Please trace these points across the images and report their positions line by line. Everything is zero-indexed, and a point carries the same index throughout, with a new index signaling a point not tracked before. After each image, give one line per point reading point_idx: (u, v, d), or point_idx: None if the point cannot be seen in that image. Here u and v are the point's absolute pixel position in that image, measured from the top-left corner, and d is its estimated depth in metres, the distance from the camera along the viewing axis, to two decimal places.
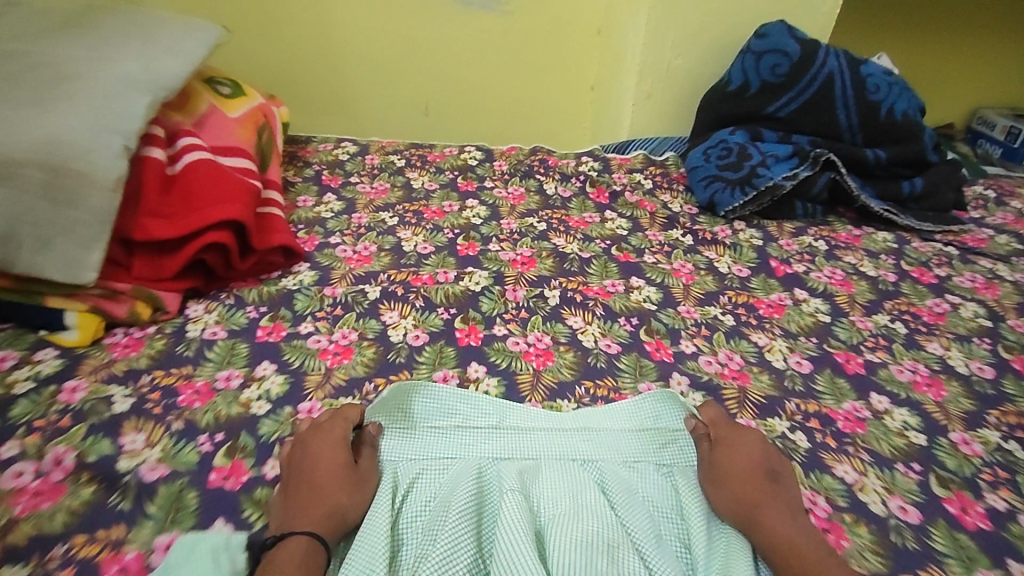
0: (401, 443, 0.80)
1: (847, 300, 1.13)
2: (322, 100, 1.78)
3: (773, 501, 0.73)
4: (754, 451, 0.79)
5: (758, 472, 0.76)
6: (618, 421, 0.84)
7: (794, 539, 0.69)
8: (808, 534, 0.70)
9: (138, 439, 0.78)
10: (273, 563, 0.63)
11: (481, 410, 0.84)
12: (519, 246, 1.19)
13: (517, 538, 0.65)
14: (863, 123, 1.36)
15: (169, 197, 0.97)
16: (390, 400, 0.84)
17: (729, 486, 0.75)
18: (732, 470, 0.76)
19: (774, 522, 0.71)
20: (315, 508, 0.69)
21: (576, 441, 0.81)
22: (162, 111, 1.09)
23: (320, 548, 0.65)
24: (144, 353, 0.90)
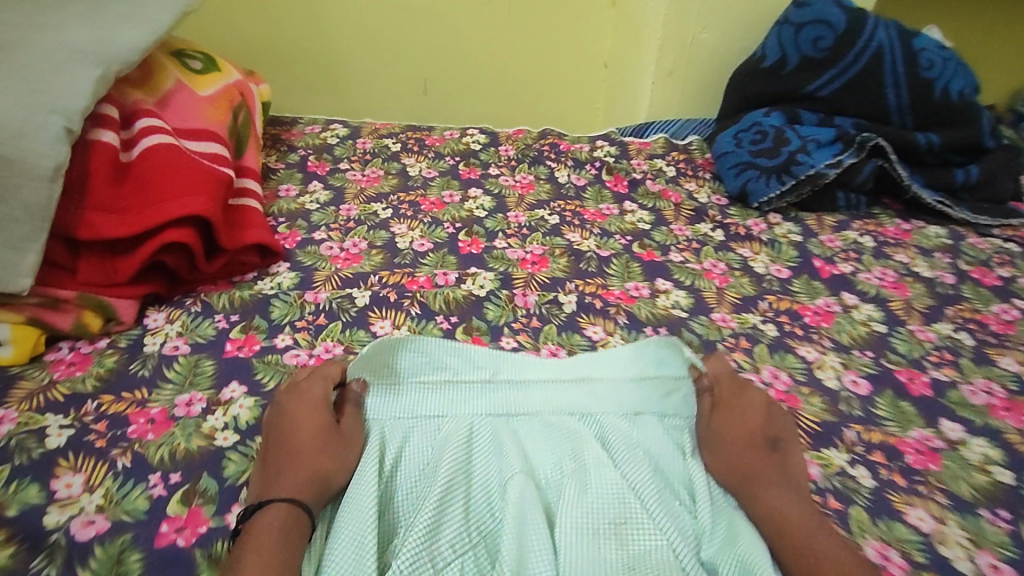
0: (387, 402, 0.74)
1: (903, 306, 0.99)
2: (312, 79, 1.64)
3: (769, 470, 0.70)
4: (756, 415, 0.75)
5: (757, 437, 0.73)
6: (617, 370, 0.79)
7: (788, 509, 0.66)
8: (803, 503, 0.67)
9: (74, 483, 0.65)
10: (252, 535, 0.60)
11: (472, 363, 0.78)
12: (528, 243, 1.05)
13: (514, 512, 0.62)
14: (915, 104, 1.21)
15: (122, 188, 0.84)
16: (374, 356, 0.77)
17: (725, 452, 0.72)
18: (729, 436, 0.73)
19: (771, 491, 0.67)
20: (297, 474, 0.65)
21: (574, 394, 0.77)
22: (118, 88, 0.95)
23: (302, 516, 0.62)
24: (91, 373, 0.76)
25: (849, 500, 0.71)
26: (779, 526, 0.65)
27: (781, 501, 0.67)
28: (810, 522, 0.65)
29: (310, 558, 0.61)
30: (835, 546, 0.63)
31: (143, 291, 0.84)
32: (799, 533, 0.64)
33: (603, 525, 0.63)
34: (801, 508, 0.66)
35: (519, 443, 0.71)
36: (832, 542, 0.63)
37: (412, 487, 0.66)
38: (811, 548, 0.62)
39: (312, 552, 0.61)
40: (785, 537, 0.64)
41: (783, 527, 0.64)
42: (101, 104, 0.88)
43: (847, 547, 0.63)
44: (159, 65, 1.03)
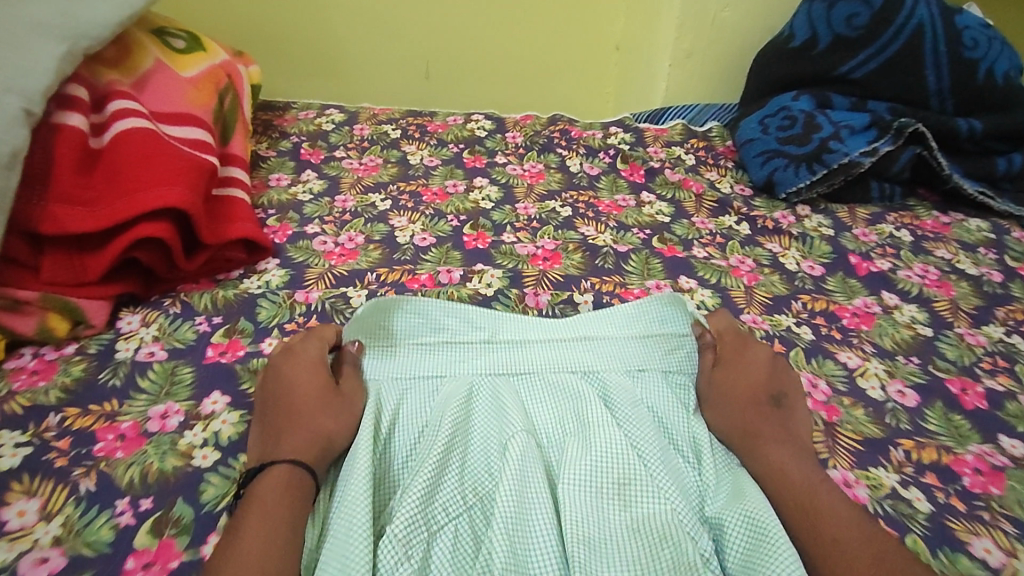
0: (385, 363, 0.72)
1: (949, 306, 0.91)
2: (307, 62, 1.56)
3: (770, 427, 0.69)
4: (758, 373, 0.75)
5: (760, 394, 0.72)
6: (619, 329, 0.78)
7: (789, 465, 0.65)
8: (805, 458, 0.66)
9: (28, 511, 0.58)
10: (254, 497, 0.58)
11: (472, 325, 0.77)
12: (539, 237, 0.97)
13: (514, 474, 0.61)
14: (957, 86, 1.13)
15: (91, 178, 0.76)
16: (368, 318, 0.75)
17: (727, 408, 0.71)
18: (730, 392, 0.72)
19: (774, 447, 0.67)
20: (297, 437, 0.63)
21: (577, 348, 0.76)
22: (91, 67, 0.87)
23: (305, 478, 0.60)
24: (55, 383, 0.68)
25: (904, 528, 0.63)
26: (779, 480, 0.64)
27: (782, 455, 0.66)
28: (813, 478, 0.63)
29: (314, 520, 0.59)
30: (838, 498, 0.62)
31: (116, 291, 0.76)
32: (801, 486, 0.63)
33: (606, 483, 0.62)
34: (803, 464, 0.65)
35: (519, 404, 0.69)
36: (834, 494, 0.62)
37: (411, 450, 0.65)
38: (811, 503, 0.61)
39: (317, 514, 0.59)
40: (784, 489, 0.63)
41: (784, 481, 0.63)
42: (68, 86, 0.81)
43: (849, 503, 0.62)
44: (137, 42, 0.94)
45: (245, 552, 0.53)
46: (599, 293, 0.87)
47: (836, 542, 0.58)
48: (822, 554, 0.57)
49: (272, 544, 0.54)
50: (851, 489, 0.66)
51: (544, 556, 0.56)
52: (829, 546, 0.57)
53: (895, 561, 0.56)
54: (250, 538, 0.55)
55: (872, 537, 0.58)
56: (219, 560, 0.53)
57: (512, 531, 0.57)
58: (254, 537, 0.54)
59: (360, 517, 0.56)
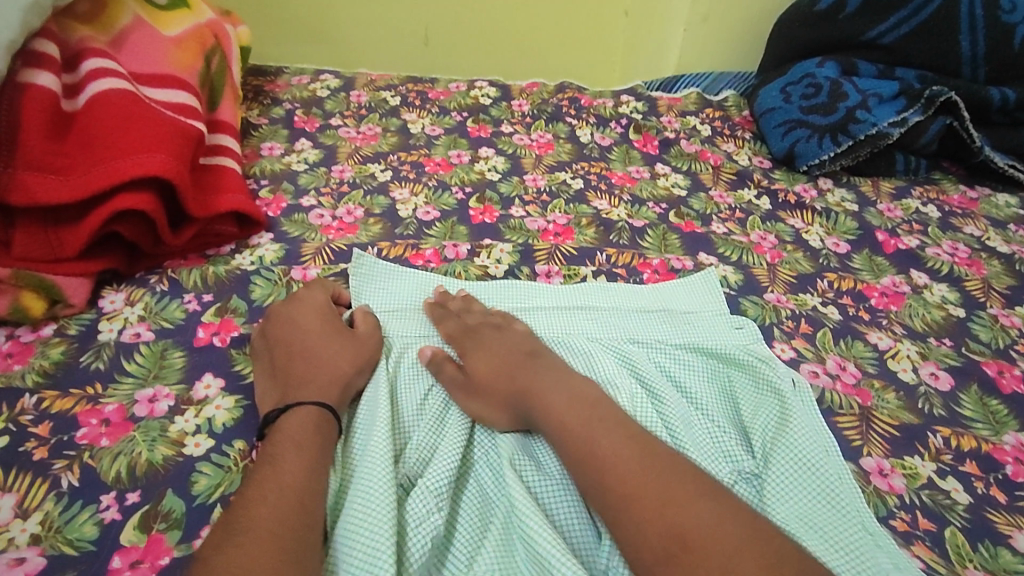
0: (397, 323, 0.70)
1: (981, 286, 0.86)
2: (300, 26, 1.48)
3: (552, 376, 0.59)
4: (510, 338, 0.65)
5: (513, 356, 0.62)
6: (622, 302, 0.76)
7: (564, 416, 0.55)
8: (583, 400, 0.56)
9: (2, 507, 0.51)
10: (282, 433, 0.54)
11: (483, 293, 0.75)
12: (550, 211, 0.92)
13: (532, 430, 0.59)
14: (993, 52, 1.07)
15: (63, 144, 0.70)
16: (372, 288, 0.74)
17: (489, 389, 0.60)
18: (480, 371, 0.62)
19: (550, 401, 0.57)
20: (320, 379, 0.59)
21: (583, 321, 0.72)
22: (62, 24, 0.80)
23: (332, 419, 0.57)
24: (32, 365, 0.62)
25: (942, 519, 0.58)
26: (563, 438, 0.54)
27: (559, 404, 0.56)
28: (592, 422, 0.54)
29: (337, 466, 0.56)
30: (629, 448, 0.52)
31: (97, 267, 0.70)
32: (582, 436, 0.53)
33: None
34: (584, 407, 0.56)
35: None
36: (608, 433, 0.53)
37: (421, 408, 0.61)
38: (592, 460, 0.52)
39: (338, 460, 0.56)
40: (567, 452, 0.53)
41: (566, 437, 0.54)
42: (35, 41, 0.74)
43: (637, 446, 0.52)
44: None
45: (283, 486, 0.49)
46: (614, 265, 0.83)
47: (630, 502, 0.49)
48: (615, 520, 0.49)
49: (311, 481, 0.51)
50: (886, 478, 0.61)
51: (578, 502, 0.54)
52: (620, 503, 0.49)
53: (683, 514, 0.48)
54: (289, 471, 0.50)
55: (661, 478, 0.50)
56: (251, 489, 0.49)
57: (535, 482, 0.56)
58: (292, 471, 0.51)
59: (382, 470, 0.54)
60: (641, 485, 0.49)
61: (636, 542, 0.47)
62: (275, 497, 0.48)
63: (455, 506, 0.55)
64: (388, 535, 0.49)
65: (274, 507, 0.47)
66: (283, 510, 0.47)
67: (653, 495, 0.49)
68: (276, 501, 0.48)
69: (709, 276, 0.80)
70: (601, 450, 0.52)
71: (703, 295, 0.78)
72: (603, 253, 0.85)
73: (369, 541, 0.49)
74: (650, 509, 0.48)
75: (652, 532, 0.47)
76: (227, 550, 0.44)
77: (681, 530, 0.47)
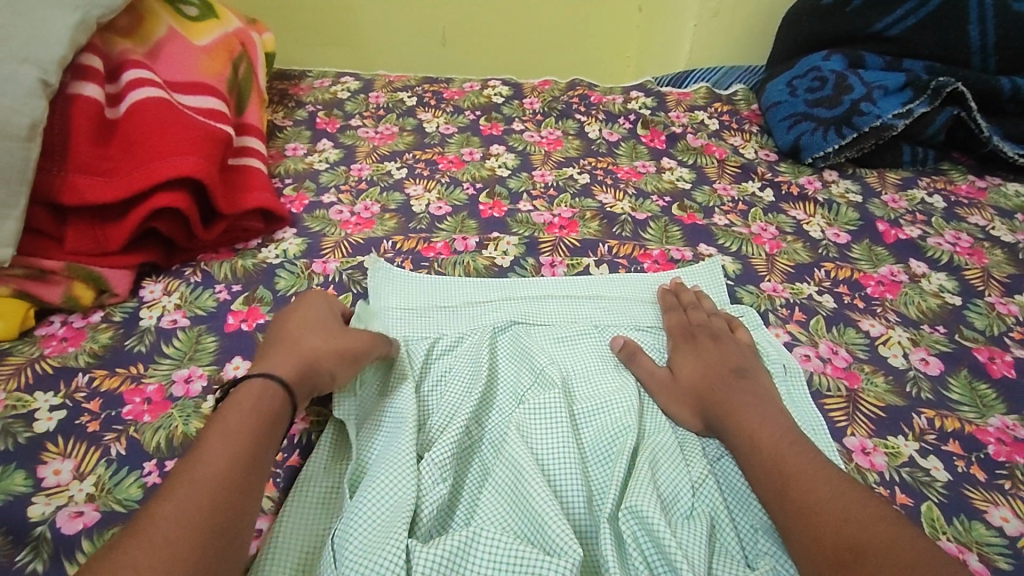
0: (410, 318, 0.74)
1: (980, 274, 0.87)
2: (323, 31, 1.55)
3: (748, 395, 0.63)
4: (725, 350, 0.69)
5: (721, 370, 0.67)
6: (626, 292, 0.81)
7: (755, 428, 0.60)
8: (776, 421, 0.60)
9: (63, 470, 0.58)
10: (232, 402, 0.56)
11: (494, 287, 0.80)
12: (556, 205, 0.96)
13: (541, 408, 0.64)
14: (1002, 41, 1.07)
15: (107, 148, 0.78)
16: (387, 289, 0.78)
17: (692, 395, 0.66)
18: (688, 374, 0.67)
19: (744, 415, 0.61)
20: (278, 353, 0.61)
21: (649, 311, 0.78)
22: (104, 38, 0.87)
23: (278, 396, 0.57)
24: (85, 348, 0.69)
25: (920, 495, 0.61)
26: (750, 451, 0.59)
27: (753, 422, 0.61)
28: (781, 445, 0.58)
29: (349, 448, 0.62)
30: (813, 468, 0.55)
31: (137, 260, 0.77)
32: (767, 450, 0.58)
33: (618, 409, 0.64)
34: (778, 426, 0.60)
35: (533, 352, 0.70)
36: (795, 450, 0.57)
37: (436, 392, 0.67)
38: (780, 471, 0.56)
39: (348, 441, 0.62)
40: (753, 464, 0.58)
41: (754, 451, 0.58)
42: (82, 56, 0.82)
43: (823, 464, 0.55)
44: (150, 10, 0.94)
45: (198, 481, 0.49)
46: (615, 255, 0.87)
47: (810, 510, 0.52)
48: (792, 525, 0.52)
49: (230, 474, 0.50)
50: (869, 456, 0.64)
51: (573, 473, 0.59)
52: (801, 513, 0.52)
53: (858, 524, 0.50)
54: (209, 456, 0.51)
55: (842, 492, 0.53)
56: (172, 478, 0.49)
57: (535, 453, 0.60)
58: (214, 462, 0.50)
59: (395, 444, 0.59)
60: (826, 496, 0.52)
61: (808, 541, 0.51)
62: (185, 491, 0.48)
63: (463, 476, 0.60)
64: (403, 499, 0.55)
65: (182, 503, 0.47)
66: (192, 507, 0.47)
67: (834, 503, 0.52)
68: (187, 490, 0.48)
69: (714, 268, 0.83)
70: (783, 462, 0.56)
71: (702, 283, 0.82)
72: (605, 244, 0.89)
73: (378, 505, 0.55)
74: (826, 512, 0.51)
75: (829, 533, 0.50)
76: (127, 546, 0.44)
77: (853, 537, 0.49)
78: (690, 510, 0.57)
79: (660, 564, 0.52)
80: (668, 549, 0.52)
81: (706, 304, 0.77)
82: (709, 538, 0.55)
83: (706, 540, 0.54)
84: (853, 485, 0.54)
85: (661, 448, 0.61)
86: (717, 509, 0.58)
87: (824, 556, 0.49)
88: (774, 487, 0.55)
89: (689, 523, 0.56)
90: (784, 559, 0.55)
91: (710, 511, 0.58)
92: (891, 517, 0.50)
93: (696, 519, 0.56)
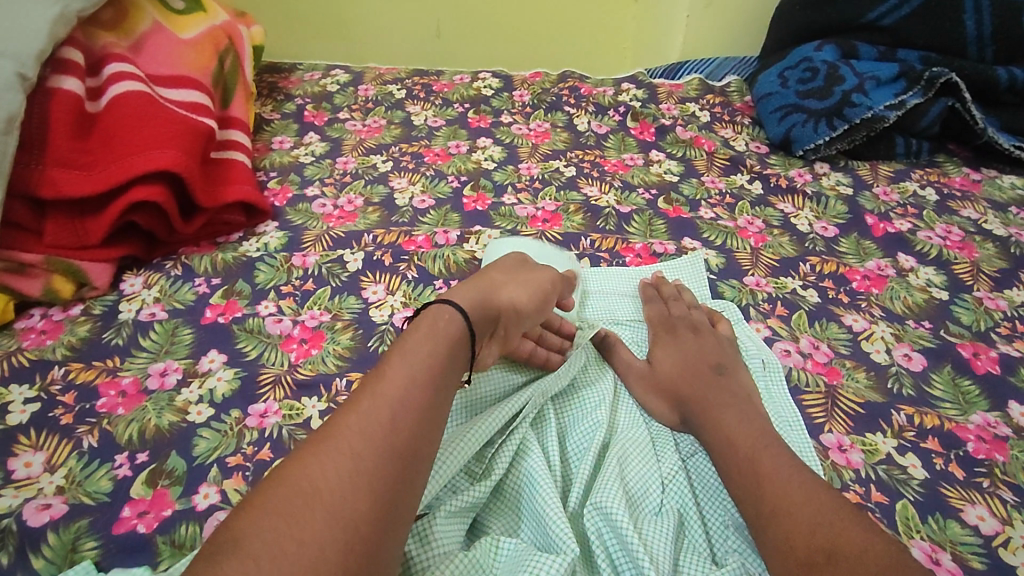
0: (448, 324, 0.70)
1: (969, 268, 0.86)
2: (317, 23, 1.55)
3: (723, 393, 0.62)
4: (707, 344, 0.68)
5: (702, 365, 0.65)
6: (610, 286, 0.80)
7: (732, 430, 0.58)
8: (750, 419, 0.59)
9: (35, 462, 0.59)
10: (425, 317, 0.55)
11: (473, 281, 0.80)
12: (540, 199, 0.95)
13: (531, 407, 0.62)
14: (1000, 32, 1.05)
15: (87, 143, 0.78)
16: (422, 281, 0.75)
17: (670, 392, 0.64)
18: (665, 368, 0.66)
19: (719, 416, 0.60)
20: (469, 286, 0.59)
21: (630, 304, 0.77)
22: (86, 31, 0.87)
23: (456, 321, 0.55)
24: (62, 341, 0.70)
25: (895, 493, 0.60)
26: (725, 450, 0.57)
27: (729, 423, 0.59)
28: (754, 445, 0.56)
29: None
30: (784, 468, 0.54)
31: (117, 254, 0.77)
32: (742, 448, 0.56)
33: (593, 406, 0.64)
34: (752, 424, 0.59)
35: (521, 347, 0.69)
36: (767, 450, 0.56)
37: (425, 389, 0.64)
38: (753, 470, 0.54)
39: None
40: (728, 467, 0.56)
41: (729, 454, 0.57)
42: (63, 50, 0.82)
43: (795, 466, 0.54)
44: (134, 3, 0.94)
45: (378, 400, 0.47)
46: (598, 249, 0.86)
47: (781, 510, 0.50)
48: (766, 526, 0.51)
49: (407, 399, 0.48)
50: (845, 454, 0.63)
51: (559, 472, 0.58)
52: (770, 516, 0.51)
53: (827, 527, 0.48)
54: (391, 375, 0.49)
55: (811, 492, 0.51)
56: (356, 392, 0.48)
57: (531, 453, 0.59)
58: (391, 387, 0.48)
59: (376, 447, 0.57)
60: (796, 499, 0.51)
61: (776, 543, 0.49)
62: (369, 406, 0.46)
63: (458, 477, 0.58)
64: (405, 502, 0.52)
65: (369, 415, 0.46)
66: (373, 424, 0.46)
67: (801, 507, 0.50)
68: (370, 405, 0.47)
69: (696, 262, 0.82)
70: (756, 462, 0.55)
71: (684, 276, 0.81)
72: (588, 238, 0.88)
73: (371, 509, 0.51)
74: (794, 515, 0.50)
75: (795, 535, 0.48)
76: (325, 451, 0.44)
77: (821, 539, 0.47)
78: (659, 507, 0.57)
79: (625, 561, 0.52)
80: (631, 545, 0.51)
81: (688, 296, 0.76)
82: (677, 535, 0.55)
83: (671, 535, 0.54)
84: (825, 487, 0.52)
85: (630, 444, 0.61)
86: (686, 505, 0.58)
87: (791, 560, 0.48)
88: (743, 487, 0.54)
89: (656, 520, 0.55)
90: (752, 556, 0.54)
91: (678, 507, 0.57)
92: (859, 520, 0.49)
93: (664, 516, 0.56)
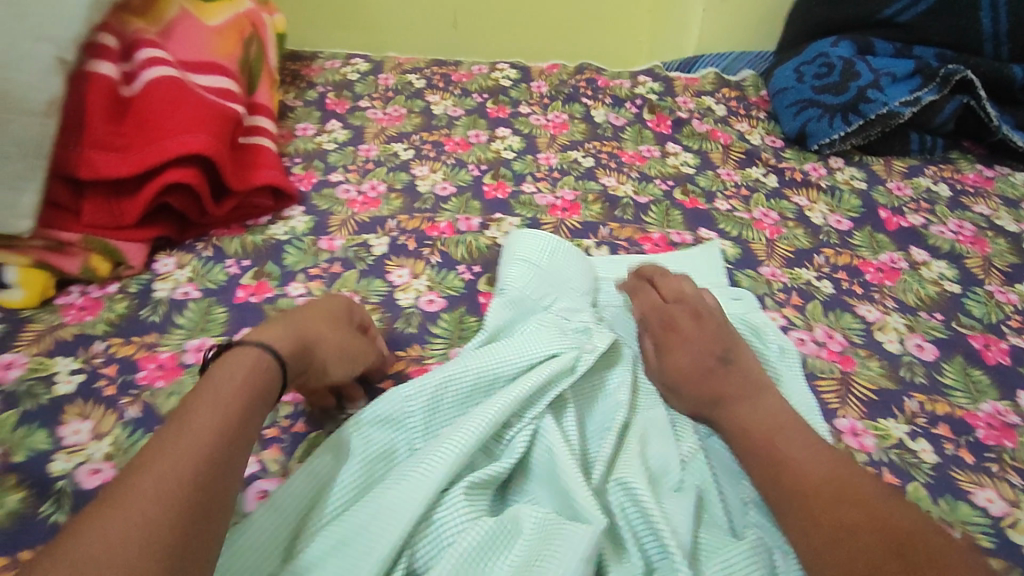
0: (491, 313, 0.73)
1: (981, 262, 0.87)
2: (335, 13, 1.56)
3: (744, 382, 0.63)
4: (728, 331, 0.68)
5: (723, 354, 0.65)
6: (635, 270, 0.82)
7: (751, 419, 0.60)
8: (768, 405, 0.61)
9: (82, 430, 0.61)
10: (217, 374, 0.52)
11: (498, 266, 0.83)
12: (559, 188, 0.97)
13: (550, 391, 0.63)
14: (1015, 30, 1.06)
15: (122, 126, 0.80)
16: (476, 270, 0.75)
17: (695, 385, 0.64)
18: (687, 355, 0.66)
19: (739, 406, 0.61)
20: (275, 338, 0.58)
21: None
22: (119, 17, 0.89)
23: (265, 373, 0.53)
24: (102, 318, 0.72)
25: (907, 475, 0.62)
26: (744, 433, 0.59)
27: (747, 409, 0.61)
28: (772, 428, 0.58)
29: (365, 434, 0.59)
30: (801, 450, 0.56)
31: (151, 233, 0.79)
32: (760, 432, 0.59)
33: (613, 389, 0.66)
34: (773, 411, 0.60)
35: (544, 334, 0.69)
36: (786, 433, 0.58)
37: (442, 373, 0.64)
38: (773, 453, 0.56)
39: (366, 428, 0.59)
40: (749, 451, 0.58)
41: (749, 438, 0.59)
42: (98, 35, 0.84)
43: (812, 448, 0.56)
44: None
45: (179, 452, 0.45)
46: (616, 238, 0.88)
47: (801, 491, 0.53)
48: (787, 505, 0.53)
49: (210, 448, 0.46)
50: (859, 438, 0.65)
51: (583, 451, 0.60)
52: (791, 496, 0.53)
53: (847, 506, 0.50)
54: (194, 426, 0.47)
55: (828, 472, 0.53)
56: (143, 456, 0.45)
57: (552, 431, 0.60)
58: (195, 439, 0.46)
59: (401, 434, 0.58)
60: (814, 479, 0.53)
61: (797, 521, 0.51)
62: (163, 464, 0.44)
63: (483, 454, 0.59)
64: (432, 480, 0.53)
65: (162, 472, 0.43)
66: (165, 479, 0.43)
67: (820, 487, 0.52)
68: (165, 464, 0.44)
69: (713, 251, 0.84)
70: (776, 446, 0.57)
71: (703, 263, 0.83)
72: (606, 227, 0.90)
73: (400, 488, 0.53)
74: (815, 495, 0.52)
75: (816, 513, 0.51)
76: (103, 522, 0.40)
77: (842, 517, 0.50)
78: (680, 483, 0.59)
79: (649, 537, 0.54)
80: (654, 519, 0.53)
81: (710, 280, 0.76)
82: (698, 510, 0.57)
83: (692, 510, 0.56)
84: (842, 468, 0.54)
85: (651, 425, 0.63)
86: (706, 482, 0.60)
87: (813, 538, 0.50)
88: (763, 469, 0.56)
89: (677, 495, 0.57)
90: (770, 530, 0.57)
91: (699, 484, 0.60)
92: (876, 497, 0.51)
93: (685, 491, 0.58)
